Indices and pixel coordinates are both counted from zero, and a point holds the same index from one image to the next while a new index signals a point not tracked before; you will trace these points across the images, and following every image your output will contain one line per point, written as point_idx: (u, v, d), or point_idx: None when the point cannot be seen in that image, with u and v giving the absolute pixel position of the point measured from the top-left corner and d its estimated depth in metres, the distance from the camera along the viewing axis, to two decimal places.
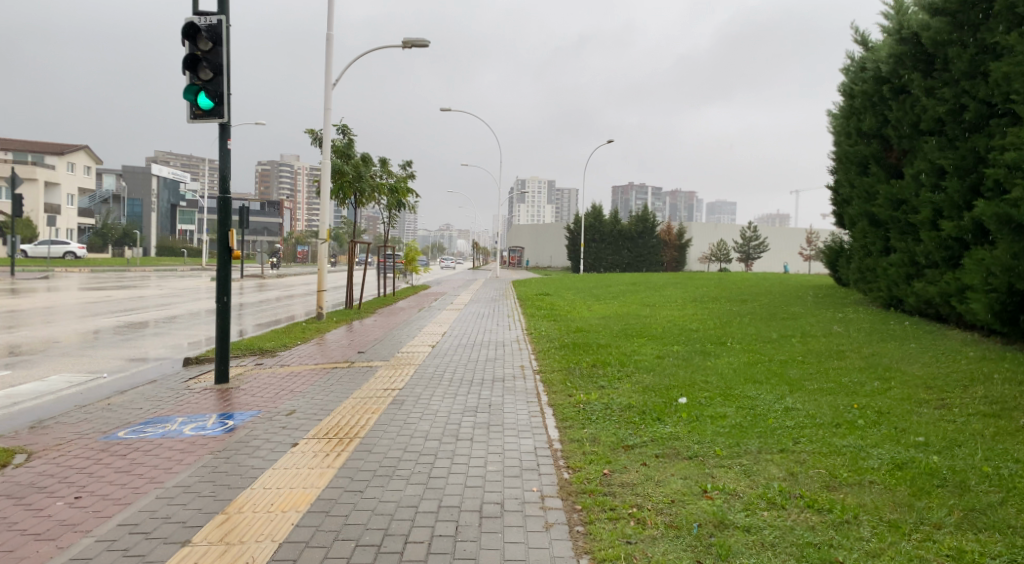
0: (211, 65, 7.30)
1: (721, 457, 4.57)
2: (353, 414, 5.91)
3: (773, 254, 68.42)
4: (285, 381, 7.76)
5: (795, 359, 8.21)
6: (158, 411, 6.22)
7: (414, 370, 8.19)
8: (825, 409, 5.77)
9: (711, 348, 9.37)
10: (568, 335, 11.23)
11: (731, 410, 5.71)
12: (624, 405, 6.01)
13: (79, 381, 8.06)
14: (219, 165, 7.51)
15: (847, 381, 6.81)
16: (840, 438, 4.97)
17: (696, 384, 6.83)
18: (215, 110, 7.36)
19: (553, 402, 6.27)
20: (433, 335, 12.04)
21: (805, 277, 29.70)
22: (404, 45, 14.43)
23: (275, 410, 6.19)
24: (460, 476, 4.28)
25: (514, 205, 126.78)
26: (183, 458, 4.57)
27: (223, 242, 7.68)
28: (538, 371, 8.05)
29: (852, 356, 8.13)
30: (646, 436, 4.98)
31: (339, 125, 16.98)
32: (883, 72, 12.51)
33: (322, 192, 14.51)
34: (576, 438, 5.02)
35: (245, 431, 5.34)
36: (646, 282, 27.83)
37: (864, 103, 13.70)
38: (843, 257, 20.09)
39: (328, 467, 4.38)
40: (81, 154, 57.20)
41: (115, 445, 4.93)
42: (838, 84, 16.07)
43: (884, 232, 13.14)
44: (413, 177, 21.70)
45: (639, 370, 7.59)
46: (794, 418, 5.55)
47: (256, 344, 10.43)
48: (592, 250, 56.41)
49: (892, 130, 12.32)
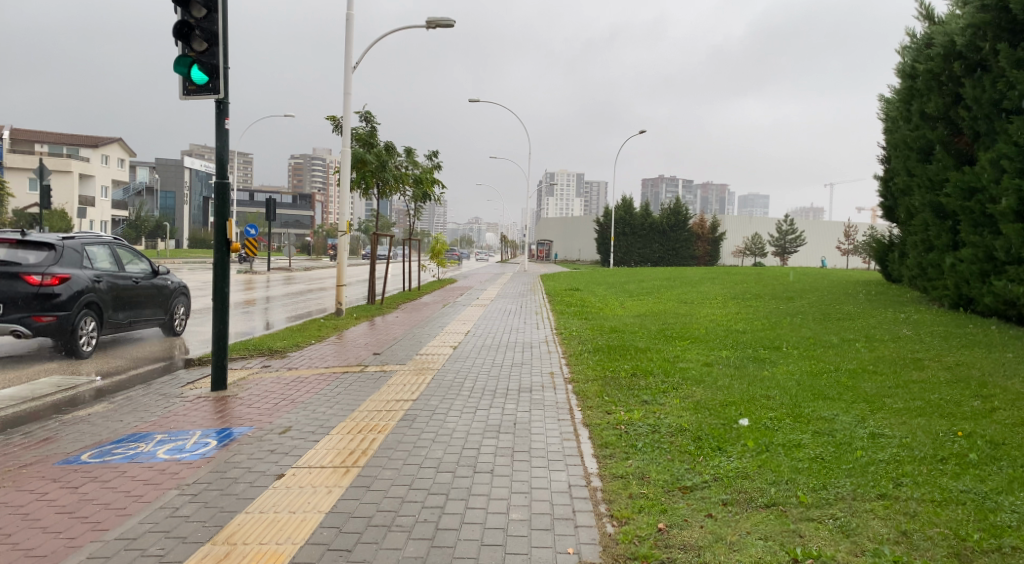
0: (205, 35, 6.65)
1: (808, 507, 3.57)
2: (355, 435, 5.08)
3: (811, 248, 66.24)
4: (288, 389, 6.97)
5: (865, 368, 7.10)
6: (139, 427, 5.50)
7: (433, 377, 7.35)
8: (921, 437, 4.68)
9: (764, 355, 8.32)
10: (602, 336, 10.29)
11: (807, 438, 4.70)
12: (675, 429, 5.04)
13: (70, 384, 7.44)
14: (215, 147, 6.78)
15: (939, 399, 5.67)
16: (954, 480, 3.90)
17: (757, 402, 5.81)
18: (209, 85, 6.73)
19: (590, 422, 5.34)
20: (457, 335, 11.20)
21: (850, 273, 28.05)
22: (429, 24, 13.56)
23: (268, 426, 5.43)
24: (474, 529, 3.39)
25: (543, 198, 125.39)
26: (143, 495, 3.83)
27: (220, 232, 6.92)
28: (570, 379, 7.15)
29: (933, 366, 6.95)
30: (706, 475, 4.02)
31: (362, 112, 16.21)
32: (954, 47, 11.20)
33: (342, 183, 13.73)
34: (619, 475, 4.09)
35: (226, 455, 4.57)
36: (682, 277, 26.54)
37: (928, 82, 12.36)
38: (895, 253, 18.62)
39: (314, 512, 3.56)
40: (115, 147, 58.02)
41: (73, 472, 4.23)
42: (896, 63, 14.67)
43: (952, 224, 11.80)
44: (439, 167, 20.85)
45: (686, 382, 6.62)
46: (886, 449, 4.48)
47: (267, 343, 9.73)
48: (624, 244, 55.09)
49: (965, 111, 11.00)
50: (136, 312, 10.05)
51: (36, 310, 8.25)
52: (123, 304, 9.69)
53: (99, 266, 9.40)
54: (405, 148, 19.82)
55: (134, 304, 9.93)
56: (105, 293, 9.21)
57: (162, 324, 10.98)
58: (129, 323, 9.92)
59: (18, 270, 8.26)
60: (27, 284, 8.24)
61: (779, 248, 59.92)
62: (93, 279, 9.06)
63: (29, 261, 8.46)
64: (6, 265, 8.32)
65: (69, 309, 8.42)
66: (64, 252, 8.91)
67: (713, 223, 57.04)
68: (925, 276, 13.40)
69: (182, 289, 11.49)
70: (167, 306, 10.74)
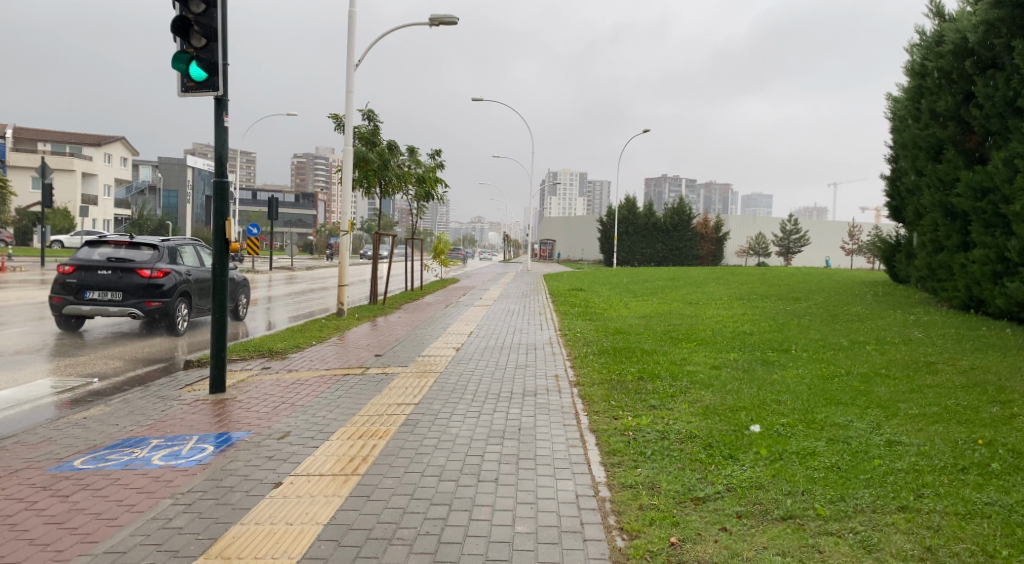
0: (203, 30, 6.53)
1: (826, 521, 3.42)
2: (355, 440, 4.95)
3: (814, 248, 65.98)
4: (288, 393, 6.84)
5: (877, 372, 6.94)
6: (135, 432, 5.38)
7: (435, 380, 7.21)
8: (940, 445, 4.52)
9: (773, 357, 8.17)
10: (607, 338, 10.15)
11: (822, 445, 4.54)
12: (685, 436, 4.89)
13: (66, 386, 7.33)
14: (214, 145, 6.66)
15: (956, 405, 5.50)
16: (977, 491, 3.74)
17: (769, 407, 5.66)
18: (208, 81, 6.61)
19: (597, 428, 5.19)
20: (459, 336, 11.07)
21: (856, 273, 27.82)
22: (432, 21, 13.43)
23: (267, 431, 5.30)
24: (479, 543, 3.25)
25: (546, 197, 125.09)
26: (136, 505, 3.70)
27: (219, 232, 6.81)
28: (575, 382, 7.01)
29: (948, 369, 6.78)
30: (719, 485, 3.87)
31: (364, 110, 16.08)
32: (966, 44, 11.01)
33: (345, 181, 13.59)
34: (629, 485, 3.95)
35: (222, 462, 4.44)
36: (686, 277, 26.36)
37: (938, 80, 12.18)
38: (903, 253, 18.43)
39: (313, 523, 3.43)
40: (118, 146, 58.03)
41: (64, 480, 4.10)
42: (905, 61, 14.48)
43: (963, 224, 11.61)
44: (442, 166, 20.72)
45: (694, 386, 6.47)
46: (904, 457, 4.31)
47: (267, 344, 9.61)
48: (627, 243, 54.90)
49: (976, 109, 10.82)
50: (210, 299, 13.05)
51: (147, 297, 10.89)
52: (203, 292, 12.59)
53: (189, 261, 12.15)
54: (407, 148, 19.69)
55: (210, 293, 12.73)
56: (192, 284, 11.97)
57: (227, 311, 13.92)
58: (206, 306, 12.94)
59: (134, 266, 10.88)
60: (140, 277, 10.86)
61: (783, 248, 59.69)
62: (185, 274, 11.76)
63: (138, 259, 11.04)
64: (124, 262, 10.94)
65: (170, 297, 11.10)
66: (161, 251, 11.50)
67: (716, 222, 56.84)
68: (934, 277, 13.20)
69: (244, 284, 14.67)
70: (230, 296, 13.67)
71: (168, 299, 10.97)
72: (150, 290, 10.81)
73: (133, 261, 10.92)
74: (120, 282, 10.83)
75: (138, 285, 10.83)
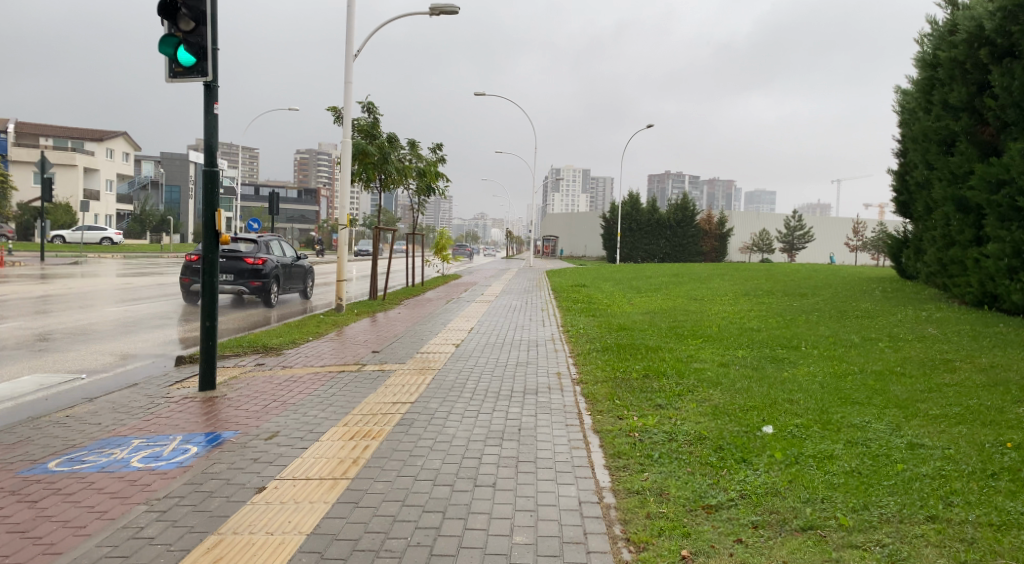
0: (192, 14, 6.29)
1: (850, 532, 3.16)
2: (346, 442, 4.70)
3: (819, 245, 65.50)
4: (280, 390, 6.61)
5: (892, 370, 6.66)
6: (118, 431, 5.17)
7: (433, 377, 6.96)
8: (967, 448, 4.24)
9: (783, 354, 7.89)
10: (610, 335, 9.89)
11: (840, 448, 4.28)
12: (694, 437, 4.63)
13: (52, 382, 7.13)
14: (203, 134, 6.53)
15: (979, 406, 5.22)
16: (1011, 499, 3.46)
17: (781, 407, 5.39)
18: (197, 66, 6.37)
19: (601, 428, 4.94)
20: (460, 332, 10.82)
21: (862, 269, 27.42)
22: (433, 11, 13.14)
23: (254, 431, 5.07)
24: (473, 555, 3.00)
25: (549, 194, 124.78)
26: (108, 511, 3.48)
27: (209, 224, 6.58)
28: (577, 380, 6.76)
29: (967, 368, 6.48)
30: (732, 492, 3.62)
31: (363, 102, 15.81)
32: (982, 33, 10.67)
33: (343, 174, 13.32)
34: (635, 491, 3.70)
35: (204, 465, 4.21)
36: (690, 273, 26.03)
37: (950, 71, 11.84)
38: (911, 249, 18.08)
39: (296, 533, 3.19)
40: (120, 141, 57.89)
41: (34, 483, 3.88)
42: (916, 52, 14.14)
43: (976, 218, 11.28)
44: (444, 160, 20.44)
45: (701, 384, 6.20)
46: (928, 460, 4.05)
47: (262, 340, 9.38)
48: (630, 240, 54.58)
49: (991, 100, 10.47)
50: (290, 283, 17.26)
51: (251, 279, 15.22)
52: (288, 276, 17.01)
53: (275, 253, 16.47)
54: (408, 141, 19.42)
55: (290, 277, 17.08)
56: (280, 270, 16.25)
57: (300, 291, 18.20)
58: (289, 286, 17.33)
59: (242, 256, 15.20)
60: (247, 263, 15.30)
61: (787, 244, 59.31)
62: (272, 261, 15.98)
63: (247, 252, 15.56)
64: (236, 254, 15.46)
65: (266, 278, 15.36)
66: (259, 245, 15.92)
67: (721, 218, 56.44)
68: (945, 273, 12.88)
69: (308, 270, 18.79)
70: (302, 280, 17.96)
71: (265, 280, 15.24)
72: (254, 272, 15.26)
73: (240, 253, 15.25)
74: (233, 268, 15.20)
75: (244, 270, 15.12)
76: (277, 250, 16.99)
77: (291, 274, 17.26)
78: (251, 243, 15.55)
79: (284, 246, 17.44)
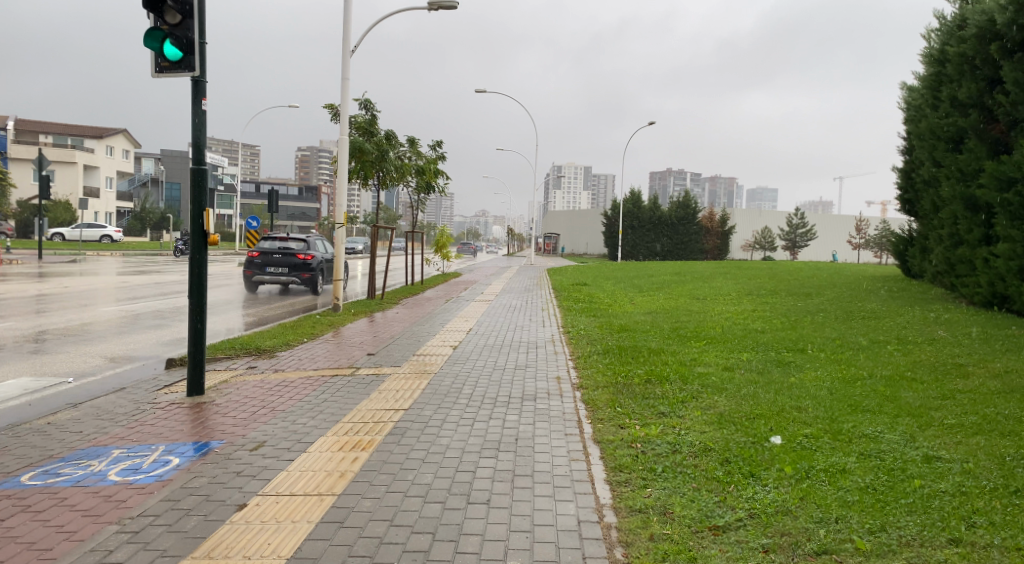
0: (179, 6, 6.07)
1: (868, 556, 2.94)
2: (334, 454, 4.49)
3: (821, 243, 65.16)
4: (270, 396, 6.43)
5: (902, 375, 6.43)
6: (99, 440, 4.98)
7: (429, 382, 6.76)
8: (988, 462, 4.01)
9: (789, 358, 7.68)
10: (612, 336, 9.69)
11: (853, 462, 4.05)
12: (699, 449, 4.42)
13: (37, 386, 6.94)
14: (191, 131, 6.34)
15: (996, 415, 4.99)
16: None
17: (789, 415, 5.18)
18: (184, 61, 6.15)
19: (602, 439, 4.73)
20: (458, 333, 10.62)
21: (868, 268, 27.08)
22: (432, 6, 12.91)
23: (240, 441, 4.88)
24: None
25: (551, 191, 124.49)
26: (78, 531, 3.29)
27: (197, 224, 6.39)
28: (577, 385, 6.55)
29: (980, 374, 6.25)
30: (741, 510, 3.41)
31: (361, 99, 15.60)
32: (992, 28, 10.40)
33: (340, 172, 13.10)
34: (638, 509, 3.49)
35: (184, 479, 4.02)
36: (692, 271, 25.83)
37: (959, 67, 11.58)
38: (917, 248, 17.82)
39: (274, 558, 2.99)
40: (120, 138, 57.71)
41: (4, 499, 3.69)
42: (923, 48, 13.87)
43: (986, 217, 11.01)
44: (444, 158, 20.22)
45: (705, 391, 5.99)
46: (946, 474, 3.83)
47: (255, 341, 9.19)
48: (632, 237, 54.32)
49: (1002, 96, 10.20)
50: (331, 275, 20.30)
51: (302, 271, 18.19)
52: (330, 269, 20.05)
53: (319, 249, 19.50)
54: (407, 138, 19.21)
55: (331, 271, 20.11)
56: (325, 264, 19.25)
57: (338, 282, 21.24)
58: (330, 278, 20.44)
59: (295, 252, 18.18)
60: (299, 258, 18.22)
61: (790, 242, 59.08)
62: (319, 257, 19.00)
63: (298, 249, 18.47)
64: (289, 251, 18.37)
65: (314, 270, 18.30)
66: (308, 243, 18.92)
67: (723, 215, 56.21)
68: (953, 272, 12.63)
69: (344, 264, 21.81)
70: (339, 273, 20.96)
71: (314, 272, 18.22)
72: (304, 266, 18.21)
73: (294, 249, 18.26)
74: (287, 262, 18.13)
75: (297, 264, 18.15)
76: (321, 247, 20.03)
77: (332, 268, 20.27)
78: (302, 241, 18.68)
79: (326, 244, 20.66)
